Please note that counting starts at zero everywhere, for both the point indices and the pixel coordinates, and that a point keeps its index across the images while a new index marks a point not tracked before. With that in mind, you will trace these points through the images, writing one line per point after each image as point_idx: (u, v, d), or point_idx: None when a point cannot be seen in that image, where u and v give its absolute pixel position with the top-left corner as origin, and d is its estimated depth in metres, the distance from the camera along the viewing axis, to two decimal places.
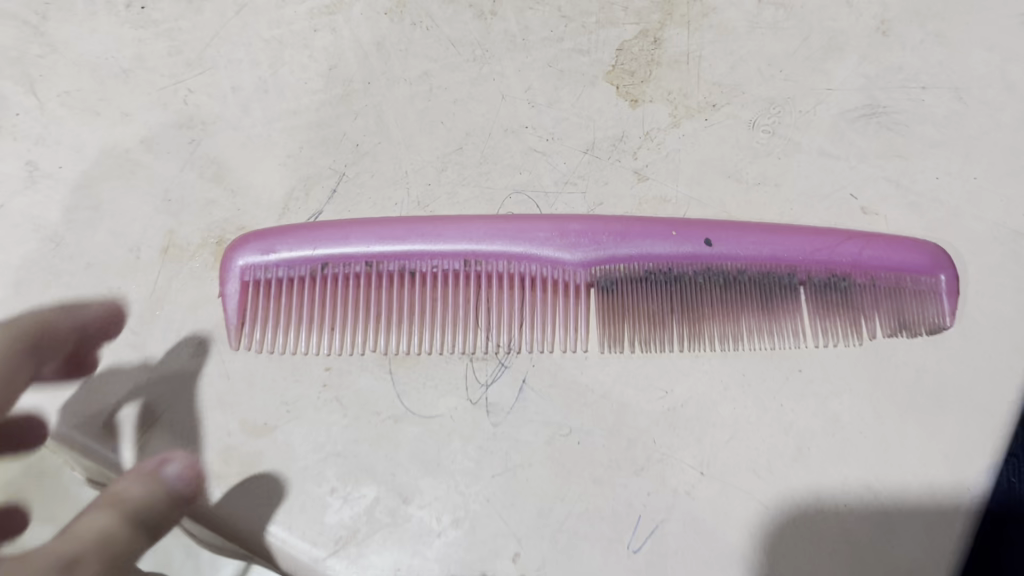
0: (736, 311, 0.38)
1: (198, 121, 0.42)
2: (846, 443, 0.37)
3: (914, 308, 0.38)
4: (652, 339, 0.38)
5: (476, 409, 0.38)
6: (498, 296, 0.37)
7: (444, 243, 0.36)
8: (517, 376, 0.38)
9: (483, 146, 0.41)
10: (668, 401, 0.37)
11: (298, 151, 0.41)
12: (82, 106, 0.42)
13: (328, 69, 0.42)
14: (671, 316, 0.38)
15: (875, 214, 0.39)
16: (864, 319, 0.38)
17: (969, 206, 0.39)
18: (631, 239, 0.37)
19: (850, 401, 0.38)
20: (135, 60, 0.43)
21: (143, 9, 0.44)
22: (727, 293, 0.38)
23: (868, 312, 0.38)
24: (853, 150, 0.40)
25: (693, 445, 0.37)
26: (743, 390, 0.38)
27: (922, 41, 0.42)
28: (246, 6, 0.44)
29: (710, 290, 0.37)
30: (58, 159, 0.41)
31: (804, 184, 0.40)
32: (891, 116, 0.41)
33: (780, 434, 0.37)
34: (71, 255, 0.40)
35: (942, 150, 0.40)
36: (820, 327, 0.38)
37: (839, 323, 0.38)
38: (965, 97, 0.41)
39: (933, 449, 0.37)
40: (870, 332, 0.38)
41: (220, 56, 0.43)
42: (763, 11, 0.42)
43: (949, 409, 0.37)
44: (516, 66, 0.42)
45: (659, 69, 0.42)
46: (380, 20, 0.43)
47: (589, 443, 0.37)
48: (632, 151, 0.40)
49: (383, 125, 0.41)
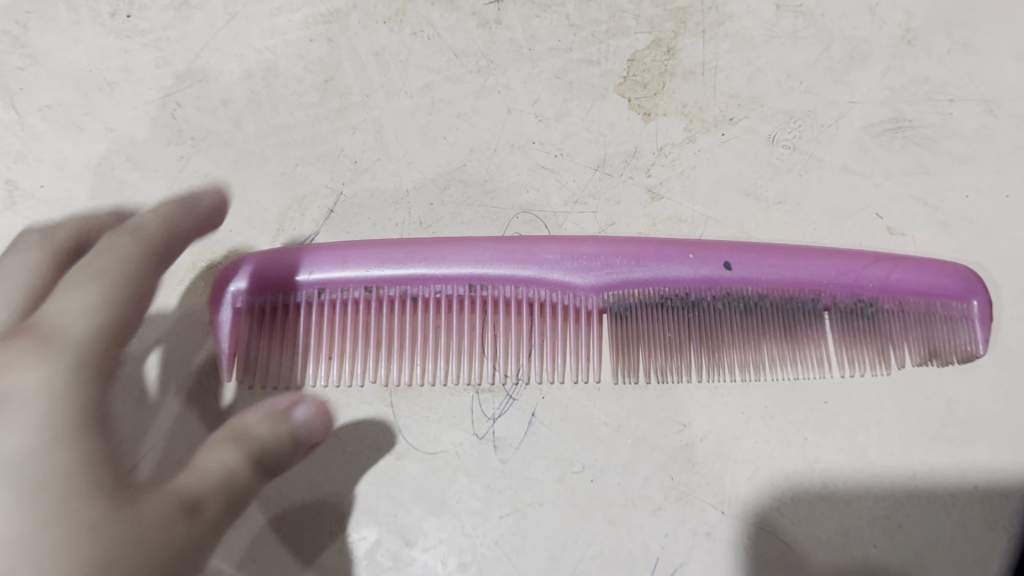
0: (758, 339, 0.35)
1: (187, 136, 0.40)
2: (873, 479, 0.35)
3: (947, 335, 0.35)
4: (669, 369, 0.35)
5: (483, 445, 0.35)
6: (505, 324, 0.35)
7: (446, 268, 0.33)
8: (526, 409, 0.36)
9: (488, 163, 0.39)
10: (686, 436, 0.35)
11: (293, 169, 0.39)
12: (65, 121, 0.40)
13: (324, 81, 0.40)
14: (689, 344, 0.35)
15: (902, 234, 0.38)
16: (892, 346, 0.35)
17: (999, 225, 0.38)
18: (647, 260, 0.34)
19: (878, 434, 0.36)
20: (121, 72, 0.41)
21: (129, 18, 0.41)
22: (749, 320, 0.35)
23: (898, 340, 0.35)
24: (878, 167, 0.38)
25: (713, 483, 0.35)
26: (766, 423, 0.36)
27: (949, 50, 0.40)
28: (238, 14, 0.41)
29: (731, 317, 0.35)
30: (40, 177, 0.39)
31: (826, 203, 0.38)
32: (918, 131, 0.39)
33: (805, 470, 0.35)
34: None
35: (970, 166, 0.38)
36: (846, 355, 0.36)
37: (866, 351, 0.35)
38: (995, 110, 0.39)
39: (964, 485, 0.35)
40: (898, 361, 0.36)
41: (211, 67, 0.41)
42: (782, 19, 0.40)
43: (981, 442, 0.36)
44: (522, 78, 0.40)
45: (673, 80, 0.40)
46: (379, 29, 0.41)
47: (602, 481, 0.35)
48: (645, 167, 0.39)
49: (383, 140, 0.40)
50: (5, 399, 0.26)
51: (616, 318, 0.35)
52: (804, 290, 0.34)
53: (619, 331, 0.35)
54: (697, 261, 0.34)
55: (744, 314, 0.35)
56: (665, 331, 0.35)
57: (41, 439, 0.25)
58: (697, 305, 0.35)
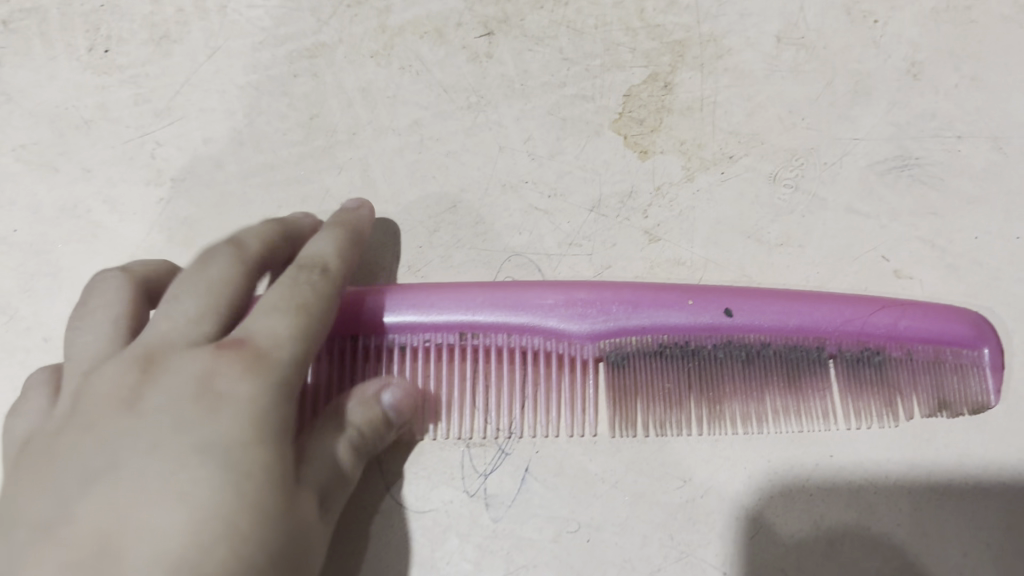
0: (761, 390, 0.34)
1: (166, 176, 0.38)
2: (883, 536, 0.34)
3: (955, 384, 0.34)
4: (668, 421, 0.34)
5: (474, 502, 0.34)
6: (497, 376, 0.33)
7: (437, 314, 0.32)
8: (520, 465, 0.34)
9: (479, 204, 0.38)
10: (687, 491, 0.34)
11: (276, 211, 0.38)
12: (40, 161, 0.39)
13: (309, 118, 0.39)
14: (689, 395, 0.34)
15: (909, 278, 0.36)
16: (900, 396, 0.34)
17: (1010, 268, 0.36)
18: (645, 305, 0.32)
19: (886, 489, 0.34)
20: (99, 110, 0.39)
21: (108, 52, 0.40)
22: (752, 369, 0.34)
23: (905, 390, 0.34)
24: (883, 207, 0.37)
25: (715, 542, 0.33)
26: (769, 478, 0.34)
27: (955, 85, 0.38)
28: (220, 49, 0.40)
29: (733, 366, 0.33)
30: (12, 220, 0.38)
31: (831, 244, 0.37)
32: (925, 169, 0.38)
33: (811, 527, 0.34)
34: (27, 328, 0.37)
35: (980, 206, 0.37)
36: (852, 406, 0.34)
37: (873, 402, 0.34)
38: (1005, 147, 0.38)
39: (976, 541, 0.34)
40: (908, 412, 0.34)
41: (192, 104, 0.39)
42: (781, 53, 0.39)
43: (993, 496, 0.34)
44: (514, 114, 0.39)
45: (670, 116, 0.39)
46: (366, 64, 0.40)
47: (599, 540, 0.34)
48: (642, 208, 0.38)
49: (370, 181, 0.38)
50: (219, 401, 0.26)
51: (613, 367, 0.33)
52: (809, 338, 0.33)
53: (615, 380, 0.34)
54: (697, 307, 0.32)
55: (746, 363, 0.33)
56: (664, 382, 0.34)
57: (239, 439, 0.25)
58: (699, 354, 0.33)
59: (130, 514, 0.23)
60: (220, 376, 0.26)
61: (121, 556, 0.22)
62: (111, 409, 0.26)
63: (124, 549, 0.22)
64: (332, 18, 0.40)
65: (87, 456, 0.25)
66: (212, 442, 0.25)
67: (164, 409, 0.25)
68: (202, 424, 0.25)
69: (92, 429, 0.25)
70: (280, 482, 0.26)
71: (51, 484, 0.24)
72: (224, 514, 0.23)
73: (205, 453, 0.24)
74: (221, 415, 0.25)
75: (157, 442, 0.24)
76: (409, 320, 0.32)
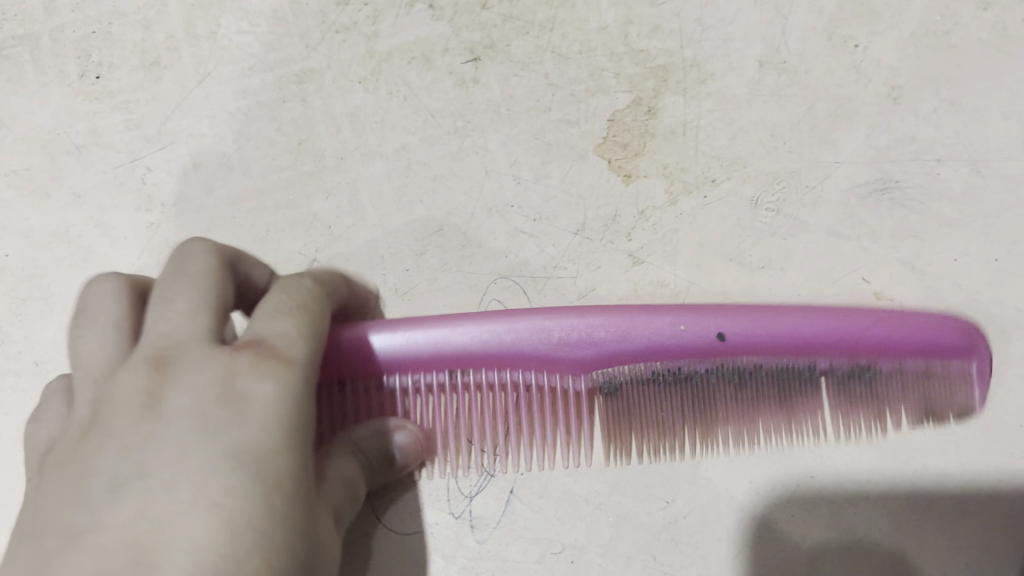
0: (753, 412, 0.34)
1: (157, 202, 0.39)
2: (860, 556, 0.35)
3: (943, 392, 0.34)
4: (662, 447, 0.34)
5: (460, 524, 0.35)
6: (488, 407, 0.33)
7: (422, 351, 0.31)
8: (504, 488, 0.35)
9: (465, 229, 0.39)
10: (670, 513, 0.35)
11: (265, 235, 0.39)
12: (32, 187, 0.40)
13: (298, 143, 0.39)
14: (683, 420, 0.34)
15: (888, 300, 0.37)
16: (890, 406, 0.34)
17: (988, 289, 0.37)
18: (638, 337, 0.32)
19: (865, 510, 0.35)
20: (90, 135, 0.40)
21: (98, 78, 0.40)
22: (744, 392, 0.33)
23: (895, 402, 0.34)
24: (863, 230, 0.38)
25: (697, 563, 0.34)
26: (751, 499, 0.35)
27: (936, 109, 0.39)
28: (209, 74, 0.40)
29: (726, 391, 0.33)
30: (6, 246, 0.39)
31: (811, 267, 0.38)
32: (905, 193, 0.38)
33: (791, 548, 0.34)
34: (26, 351, 0.38)
35: (957, 229, 0.38)
36: (843, 420, 0.34)
37: (864, 416, 0.34)
38: (983, 170, 0.38)
39: (953, 560, 0.35)
40: (897, 420, 0.34)
41: (181, 130, 0.40)
42: (765, 77, 0.39)
43: (969, 515, 0.35)
44: (500, 138, 0.39)
45: (654, 141, 0.39)
46: (354, 90, 0.40)
47: (583, 562, 0.35)
48: (625, 232, 0.38)
49: (358, 206, 0.39)
50: (239, 402, 0.26)
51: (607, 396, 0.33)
52: (799, 358, 0.33)
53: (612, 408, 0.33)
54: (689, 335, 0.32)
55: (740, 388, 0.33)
56: (662, 412, 0.33)
57: (260, 444, 0.26)
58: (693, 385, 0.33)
59: (168, 522, 0.23)
60: (239, 377, 0.27)
61: (159, 565, 0.22)
62: (134, 412, 0.26)
63: (165, 557, 0.23)
64: (320, 41, 0.40)
65: (116, 458, 0.25)
66: (237, 448, 0.25)
67: (188, 411, 0.26)
68: (228, 426, 0.26)
69: (116, 432, 0.26)
70: (304, 484, 0.27)
71: (78, 491, 0.25)
72: (258, 521, 0.24)
73: (233, 458, 0.25)
74: (246, 418, 0.26)
75: (183, 447, 0.25)
76: (393, 359, 0.32)
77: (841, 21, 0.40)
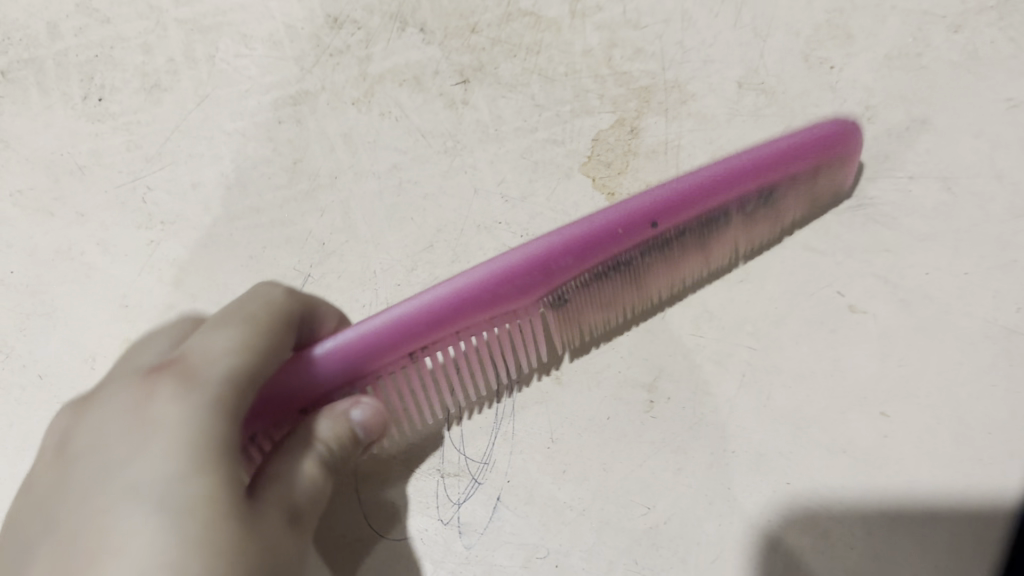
0: (678, 261, 0.36)
1: (157, 219, 0.40)
2: (838, 561, 0.35)
3: (838, 149, 0.37)
4: (609, 317, 0.37)
5: (448, 530, 0.37)
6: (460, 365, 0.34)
7: (388, 353, 0.31)
8: (491, 494, 0.37)
9: (455, 244, 0.40)
10: (650, 518, 0.36)
11: (261, 251, 0.40)
12: (36, 206, 0.41)
13: (294, 163, 0.41)
14: (624, 296, 0.36)
15: (863, 312, 0.38)
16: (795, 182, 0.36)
17: (959, 302, 0.38)
18: (590, 251, 0.32)
19: (843, 515, 0.35)
20: (92, 156, 0.41)
21: (101, 101, 0.42)
22: (671, 255, 0.35)
23: (799, 179, 0.36)
24: (839, 245, 0.39)
25: (677, 566, 0.35)
26: (729, 504, 0.36)
27: (907, 128, 0.40)
28: (208, 97, 0.42)
29: (658, 262, 0.35)
30: (9, 263, 0.40)
31: (789, 281, 0.38)
32: (878, 208, 0.39)
33: (768, 552, 0.35)
34: (24, 364, 0.39)
35: (930, 243, 0.39)
36: (749, 216, 0.36)
37: (763, 224, 0.37)
38: (953, 187, 0.39)
39: (927, 564, 0.35)
40: (818, 288, 0.38)
41: (181, 150, 0.41)
42: (743, 98, 0.41)
43: (944, 521, 0.35)
44: (488, 157, 0.41)
45: (636, 159, 0.40)
46: (347, 111, 0.41)
47: (566, 565, 0.36)
48: None
49: (350, 222, 0.40)
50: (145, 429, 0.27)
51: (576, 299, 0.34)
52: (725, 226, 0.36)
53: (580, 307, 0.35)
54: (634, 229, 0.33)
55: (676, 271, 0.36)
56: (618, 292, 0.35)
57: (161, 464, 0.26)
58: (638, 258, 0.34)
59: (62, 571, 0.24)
60: (149, 406, 0.28)
61: None
62: (66, 461, 0.28)
63: None
64: (315, 65, 0.42)
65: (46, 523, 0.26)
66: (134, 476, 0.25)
67: (100, 452, 0.27)
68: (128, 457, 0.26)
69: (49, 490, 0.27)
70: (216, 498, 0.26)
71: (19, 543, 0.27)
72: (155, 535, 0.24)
73: (132, 485, 0.25)
74: (154, 439, 0.26)
75: (86, 489, 0.26)
76: (363, 368, 0.31)
77: (817, 44, 0.42)
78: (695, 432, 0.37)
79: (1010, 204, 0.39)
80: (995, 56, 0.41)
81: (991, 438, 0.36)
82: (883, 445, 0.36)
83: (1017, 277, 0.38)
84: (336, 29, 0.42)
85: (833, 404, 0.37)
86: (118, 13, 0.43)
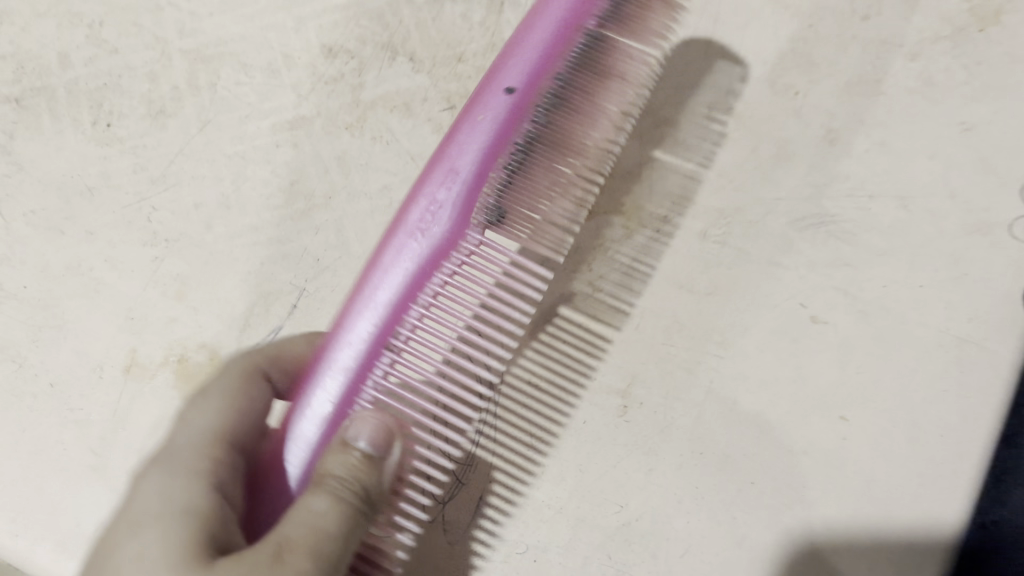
0: (603, 86, 0.36)
1: (162, 237, 0.43)
2: (798, 557, 0.38)
3: None
4: (575, 191, 0.35)
5: (433, 527, 0.39)
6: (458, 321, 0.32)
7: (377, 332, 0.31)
8: (472, 494, 0.39)
9: None
10: (623, 515, 0.39)
11: (259, 267, 0.42)
12: (47, 225, 0.43)
13: (289, 184, 0.43)
14: (567, 163, 0.35)
15: (824, 323, 0.40)
16: None
17: (914, 312, 0.40)
18: (499, 147, 0.33)
19: (803, 512, 0.38)
20: (100, 179, 0.44)
21: (109, 126, 0.45)
22: (585, 82, 0.36)
23: None
24: (801, 260, 0.41)
25: (648, 561, 0.38)
26: (697, 502, 0.39)
27: (867, 150, 0.43)
28: (210, 122, 0.44)
29: (579, 125, 0.35)
30: (22, 279, 0.43)
31: (755, 293, 0.41)
32: (840, 226, 0.42)
33: (733, 547, 0.38)
34: (35, 376, 0.41)
35: (889, 258, 0.41)
36: (637, 22, 0.37)
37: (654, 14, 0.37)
38: (910, 206, 0.42)
39: (883, 558, 0.37)
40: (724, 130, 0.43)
41: (185, 173, 0.44)
42: (713, 121, 0.43)
43: (898, 517, 0.38)
44: None
45: (614, 179, 0.42)
46: (339, 135, 0.43)
47: (544, 560, 0.38)
48: (586, 262, 0.41)
49: (344, 241, 0.42)
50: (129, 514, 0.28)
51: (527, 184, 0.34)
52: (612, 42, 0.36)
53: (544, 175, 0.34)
54: (503, 108, 0.34)
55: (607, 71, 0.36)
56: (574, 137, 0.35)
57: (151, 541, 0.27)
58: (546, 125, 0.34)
59: None
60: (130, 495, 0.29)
61: None
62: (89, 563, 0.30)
63: None
64: (311, 93, 0.44)
65: None
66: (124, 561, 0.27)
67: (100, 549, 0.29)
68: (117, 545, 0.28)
69: None
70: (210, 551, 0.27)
71: None
72: None
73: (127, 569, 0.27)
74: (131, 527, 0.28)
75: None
76: (363, 363, 0.31)
77: (783, 72, 0.44)
78: (667, 436, 0.39)
79: (962, 221, 0.41)
80: (950, 81, 0.43)
81: (943, 439, 0.39)
82: (842, 447, 0.39)
83: (969, 290, 0.40)
84: (330, 59, 0.44)
85: (797, 409, 0.39)
86: (125, 43, 0.45)
